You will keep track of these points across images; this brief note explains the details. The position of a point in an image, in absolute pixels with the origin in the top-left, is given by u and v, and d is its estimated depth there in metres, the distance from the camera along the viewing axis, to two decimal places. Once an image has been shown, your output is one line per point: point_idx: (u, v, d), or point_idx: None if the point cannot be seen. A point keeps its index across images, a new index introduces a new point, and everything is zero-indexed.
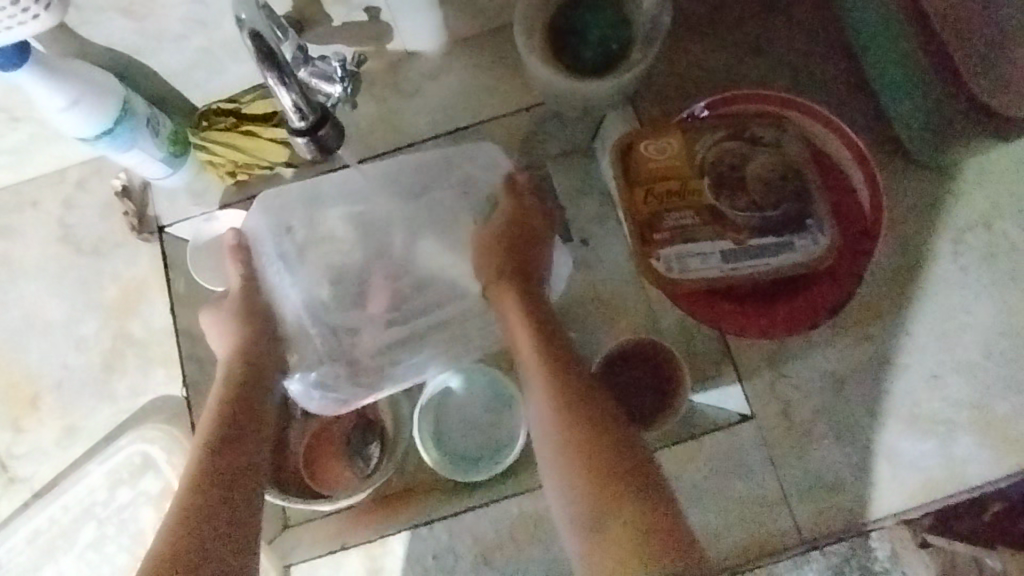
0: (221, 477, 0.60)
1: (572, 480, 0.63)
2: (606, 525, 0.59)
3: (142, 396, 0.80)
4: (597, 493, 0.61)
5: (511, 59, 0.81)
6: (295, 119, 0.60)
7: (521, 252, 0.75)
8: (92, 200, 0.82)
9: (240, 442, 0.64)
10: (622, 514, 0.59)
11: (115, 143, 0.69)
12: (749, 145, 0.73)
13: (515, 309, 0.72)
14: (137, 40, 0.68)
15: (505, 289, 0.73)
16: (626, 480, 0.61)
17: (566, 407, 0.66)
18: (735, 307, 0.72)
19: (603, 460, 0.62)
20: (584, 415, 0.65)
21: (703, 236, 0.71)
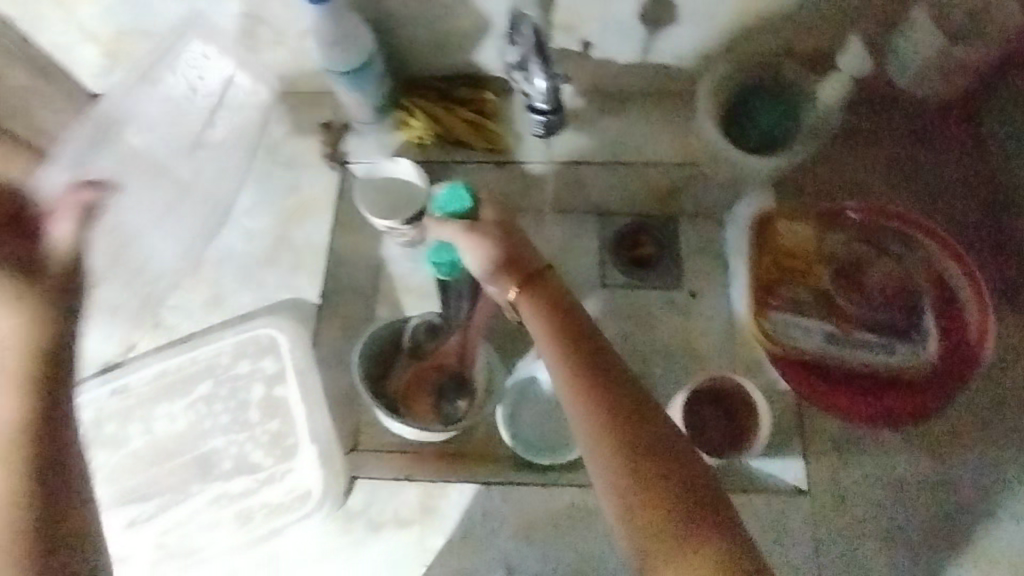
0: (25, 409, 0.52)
1: (606, 472, 0.55)
2: (652, 531, 0.51)
3: (283, 294, 0.91)
4: (631, 496, 0.53)
5: (679, 116, 0.94)
6: (541, 101, 0.75)
7: (508, 249, 0.72)
8: (299, 126, 0.99)
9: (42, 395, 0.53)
10: (676, 527, 0.50)
11: (349, 83, 0.86)
12: (876, 253, 0.81)
13: (529, 302, 0.68)
14: (400, 11, 0.84)
15: (533, 293, 0.68)
16: (674, 493, 0.52)
17: (592, 404, 0.58)
18: (827, 387, 0.79)
19: (641, 461, 0.54)
20: (614, 409, 0.57)
21: (812, 315, 0.80)
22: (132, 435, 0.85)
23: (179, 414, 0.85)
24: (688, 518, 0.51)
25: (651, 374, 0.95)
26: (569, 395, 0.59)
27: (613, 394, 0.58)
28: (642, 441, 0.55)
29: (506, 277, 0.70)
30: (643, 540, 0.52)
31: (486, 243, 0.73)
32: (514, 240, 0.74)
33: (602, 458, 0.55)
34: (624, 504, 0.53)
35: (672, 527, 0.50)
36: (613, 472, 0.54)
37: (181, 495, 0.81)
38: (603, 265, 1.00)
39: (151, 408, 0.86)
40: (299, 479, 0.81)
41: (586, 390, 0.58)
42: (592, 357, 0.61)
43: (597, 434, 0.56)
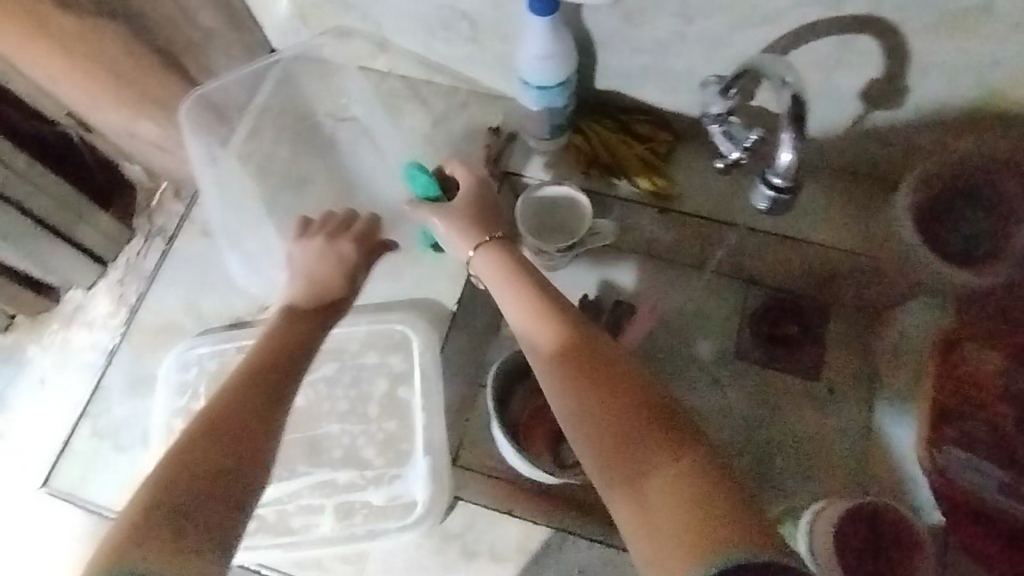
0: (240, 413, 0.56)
1: (600, 452, 0.53)
2: (650, 491, 0.49)
3: (417, 290, 0.89)
4: (625, 468, 0.51)
5: (858, 203, 0.88)
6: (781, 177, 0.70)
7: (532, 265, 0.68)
8: (466, 125, 0.97)
9: (241, 419, 0.56)
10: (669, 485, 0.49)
11: (538, 96, 0.85)
12: None
13: (499, 268, 0.69)
14: (612, 37, 0.82)
15: (506, 258, 0.70)
16: (667, 461, 0.50)
17: (590, 393, 0.55)
18: (982, 533, 0.76)
19: (633, 433, 0.52)
20: (607, 395, 0.54)
21: (982, 455, 0.76)
22: None
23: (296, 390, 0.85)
24: (687, 476, 0.49)
25: (770, 465, 0.89)
26: (565, 384, 0.57)
27: (605, 378, 0.56)
28: (620, 416, 0.53)
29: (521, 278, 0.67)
30: (645, 510, 0.49)
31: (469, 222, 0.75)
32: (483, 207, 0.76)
33: (584, 439, 0.55)
34: (621, 476, 0.51)
35: (671, 487, 0.49)
36: (595, 453, 0.54)
37: (289, 472, 0.82)
38: (743, 335, 0.94)
39: None
40: (406, 488, 0.81)
41: (562, 366, 0.58)
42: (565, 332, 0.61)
43: (579, 413, 0.55)
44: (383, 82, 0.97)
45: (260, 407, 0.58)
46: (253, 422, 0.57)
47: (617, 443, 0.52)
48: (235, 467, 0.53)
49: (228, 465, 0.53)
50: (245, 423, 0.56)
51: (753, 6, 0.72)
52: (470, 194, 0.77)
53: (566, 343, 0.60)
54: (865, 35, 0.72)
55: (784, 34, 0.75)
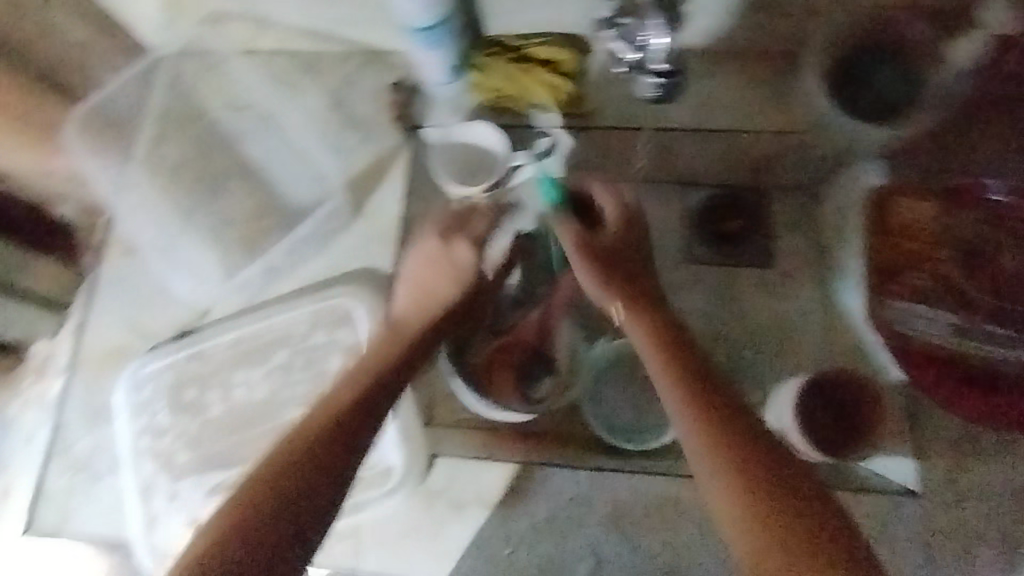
0: (333, 444, 0.60)
1: (723, 482, 0.58)
2: (760, 533, 0.53)
3: (355, 263, 0.90)
4: (748, 507, 0.55)
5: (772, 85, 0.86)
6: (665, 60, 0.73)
7: (623, 269, 0.77)
8: (368, 89, 0.96)
9: (304, 469, 0.57)
10: (787, 546, 0.51)
11: (424, 41, 0.83)
12: (1007, 239, 0.73)
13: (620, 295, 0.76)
14: None
15: (642, 314, 0.74)
16: (788, 516, 0.53)
17: (715, 434, 0.61)
18: (953, 382, 0.71)
19: (753, 479, 0.57)
20: (738, 441, 0.60)
21: (936, 303, 0.73)
22: (210, 402, 0.84)
23: (257, 383, 0.84)
24: (800, 545, 0.51)
25: (739, 358, 0.89)
26: (697, 421, 0.63)
27: (743, 431, 0.61)
28: (732, 445, 0.60)
29: (624, 299, 0.76)
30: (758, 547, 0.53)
31: (575, 243, 0.79)
32: (620, 251, 0.78)
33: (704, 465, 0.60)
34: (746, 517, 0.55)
35: (783, 539, 0.52)
36: (716, 474, 0.59)
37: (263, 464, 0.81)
38: (688, 236, 0.93)
39: (230, 374, 0.84)
40: (379, 457, 0.80)
41: (684, 388, 0.65)
42: (689, 368, 0.68)
43: (698, 440, 0.61)
44: (267, 58, 0.96)
45: (331, 462, 0.58)
46: (333, 443, 0.60)
47: (740, 471, 0.58)
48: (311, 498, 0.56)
49: (278, 531, 0.53)
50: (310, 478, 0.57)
51: None
52: (613, 229, 0.79)
53: (721, 402, 0.64)
54: None
55: None
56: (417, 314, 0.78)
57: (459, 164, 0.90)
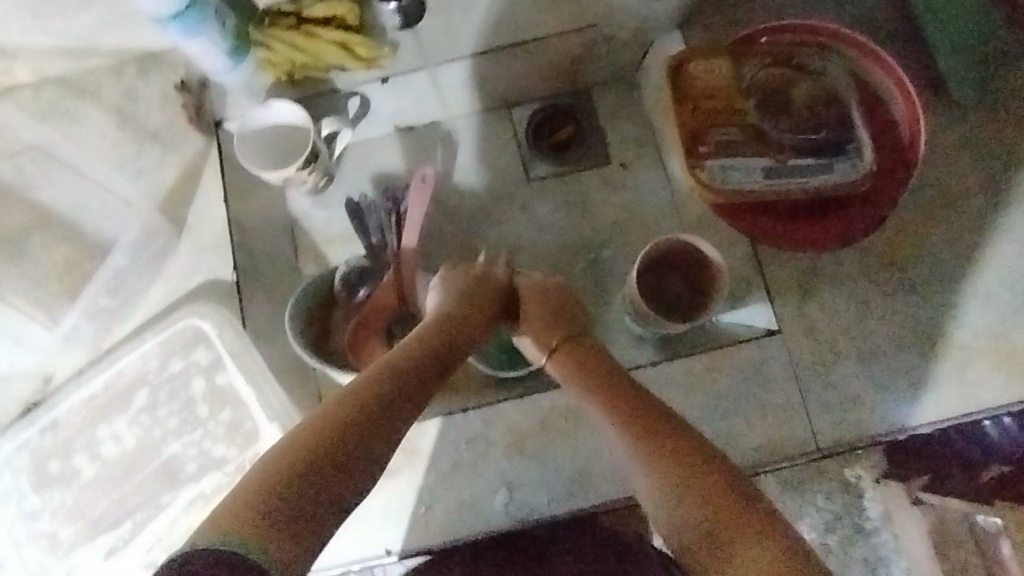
0: (393, 406, 0.51)
1: (636, 459, 0.57)
2: (680, 502, 0.52)
3: (194, 278, 0.85)
4: (640, 449, 0.57)
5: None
6: None
7: (555, 311, 0.70)
8: (154, 94, 0.89)
9: (377, 423, 0.48)
10: (706, 512, 0.50)
11: (184, 27, 0.77)
12: (795, 73, 0.77)
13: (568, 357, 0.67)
14: None
15: (565, 349, 0.68)
16: (703, 478, 0.52)
17: (621, 416, 0.60)
18: (770, 223, 0.76)
19: (661, 449, 0.56)
20: (641, 416, 0.59)
21: (747, 153, 0.75)
22: (79, 466, 0.81)
23: (124, 433, 0.82)
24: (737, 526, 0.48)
25: (601, 259, 0.90)
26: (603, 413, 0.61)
27: (642, 405, 0.60)
28: (665, 441, 0.56)
29: (547, 338, 0.69)
30: (683, 518, 0.52)
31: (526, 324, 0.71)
32: (546, 296, 0.72)
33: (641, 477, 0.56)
34: (666, 489, 0.53)
35: (698, 504, 0.51)
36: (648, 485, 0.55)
37: (153, 510, 0.80)
38: (523, 157, 0.93)
39: (93, 432, 0.82)
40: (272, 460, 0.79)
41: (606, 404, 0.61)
42: (606, 379, 0.64)
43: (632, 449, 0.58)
44: (33, 92, 0.88)
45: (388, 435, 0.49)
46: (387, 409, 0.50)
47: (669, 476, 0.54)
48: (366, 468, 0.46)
49: (324, 501, 0.43)
50: (380, 429, 0.48)
51: None
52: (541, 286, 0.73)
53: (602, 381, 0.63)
54: None
55: None
56: (469, 309, 0.67)
57: (267, 149, 0.84)
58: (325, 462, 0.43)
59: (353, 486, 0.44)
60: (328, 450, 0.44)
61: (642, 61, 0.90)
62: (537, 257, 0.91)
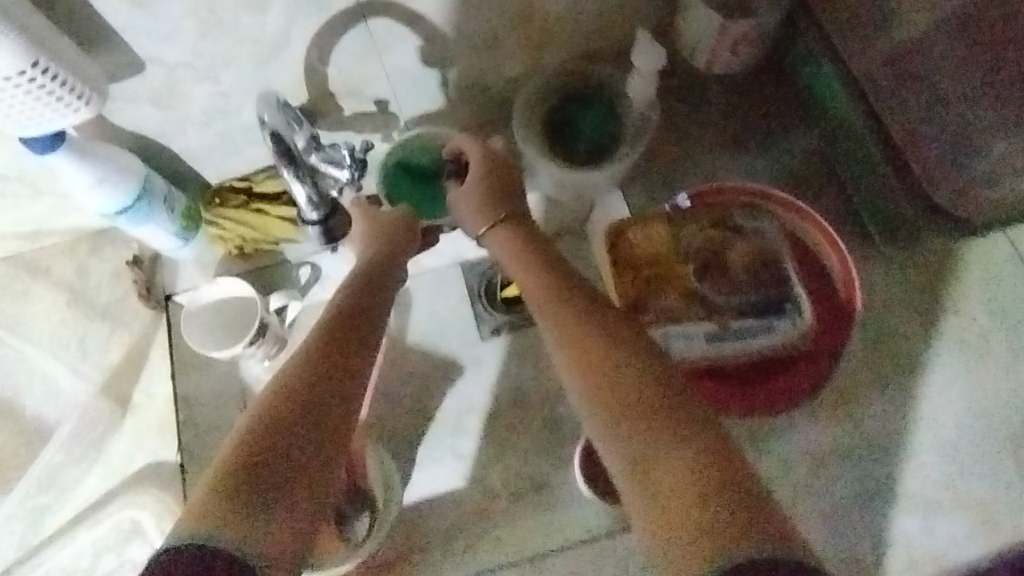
0: (325, 377, 0.57)
1: (587, 388, 0.56)
2: (623, 428, 0.52)
3: (137, 461, 0.84)
4: (597, 363, 0.57)
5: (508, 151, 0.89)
6: (308, 209, 0.75)
7: (504, 186, 0.76)
8: (104, 269, 0.89)
9: (318, 404, 0.54)
10: (645, 445, 0.50)
11: (134, 217, 0.77)
12: (730, 234, 0.79)
13: (512, 240, 0.73)
14: (165, 127, 0.76)
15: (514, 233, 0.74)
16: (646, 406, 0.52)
17: (578, 349, 0.59)
18: (718, 387, 0.77)
19: (613, 381, 0.55)
20: (599, 349, 0.58)
21: (687, 319, 0.76)
22: None
23: None
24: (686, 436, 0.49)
25: (557, 417, 0.88)
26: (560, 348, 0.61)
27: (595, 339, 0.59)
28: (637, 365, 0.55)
29: (486, 216, 0.74)
30: (620, 447, 0.51)
31: (479, 205, 0.75)
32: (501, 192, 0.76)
33: (585, 383, 0.56)
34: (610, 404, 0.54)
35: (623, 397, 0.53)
36: (599, 394, 0.55)
37: None
38: (477, 312, 0.92)
39: None
40: None
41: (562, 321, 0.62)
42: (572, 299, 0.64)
43: (581, 364, 0.58)
44: None
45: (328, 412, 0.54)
46: (322, 383, 0.56)
47: (620, 379, 0.55)
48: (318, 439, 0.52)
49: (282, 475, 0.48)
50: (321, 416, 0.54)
51: (257, 39, 0.68)
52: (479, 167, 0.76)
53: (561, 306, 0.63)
54: (375, 17, 0.70)
55: (308, 49, 0.71)
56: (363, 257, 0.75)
57: (213, 328, 0.84)
58: (280, 446, 0.49)
59: (309, 471, 0.50)
60: (269, 445, 0.49)
61: (588, 216, 0.88)
62: (491, 416, 0.89)
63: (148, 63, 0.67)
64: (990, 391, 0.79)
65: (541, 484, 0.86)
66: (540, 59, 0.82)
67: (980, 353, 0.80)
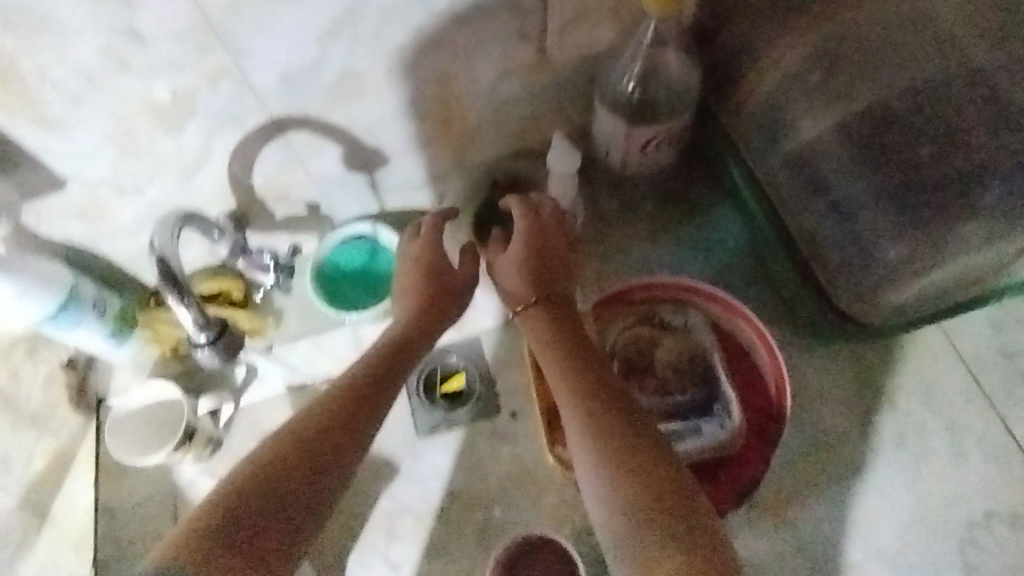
0: (332, 431, 0.61)
1: (598, 456, 0.61)
2: (626, 489, 0.57)
3: None
4: (607, 442, 0.61)
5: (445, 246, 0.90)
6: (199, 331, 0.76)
7: (543, 260, 0.75)
8: None
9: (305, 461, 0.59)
10: (644, 514, 0.55)
11: (64, 320, 0.76)
12: (657, 332, 0.79)
13: (541, 317, 0.73)
14: (93, 237, 0.77)
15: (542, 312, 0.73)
16: (650, 485, 0.57)
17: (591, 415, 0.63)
18: None
19: (624, 458, 0.59)
20: (614, 422, 0.62)
21: None
22: None
23: None
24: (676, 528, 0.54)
25: (492, 520, 0.85)
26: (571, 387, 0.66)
27: (607, 407, 0.64)
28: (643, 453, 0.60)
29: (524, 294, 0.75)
30: (630, 513, 0.56)
31: (522, 276, 0.75)
32: (545, 263, 0.75)
33: (596, 461, 0.60)
34: (621, 488, 0.58)
35: (633, 482, 0.58)
36: (610, 476, 0.59)
37: None
38: (414, 411, 0.89)
39: None
40: None
41: (582, 394, 0.65)
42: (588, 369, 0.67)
43: (590, 440, 0.62)
44: None
45: (312, 461, 0.59)
46: (321, 436, 0.61)
47: (621, 464, 0.59)
48: (297, 492, 0.57)
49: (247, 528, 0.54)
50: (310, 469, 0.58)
51: (177, 156, 0.70)
52: (523, 235, 0.76)
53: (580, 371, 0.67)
54: (293, 131, 0.72)
55: (230, 162, 0.73)
56: (408, 302, 0.75)
57: (140, 434, 0.83)
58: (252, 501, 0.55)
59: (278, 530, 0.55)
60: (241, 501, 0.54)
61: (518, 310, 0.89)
62: (425, 521, 0.85)
63: (69, 182, 0.68)
64: (934, 493, 0.77)
65: None
66: (468, 160, 0.84)
67: (922, 451, 0.78)
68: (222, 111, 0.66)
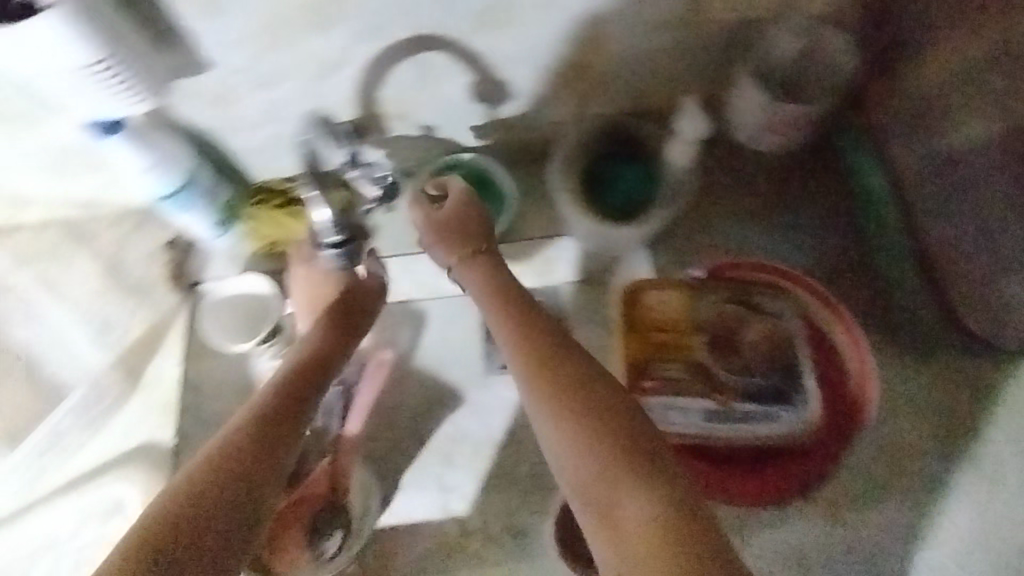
0: (255, 440, 0.59)
1: (562, 434, 0.55)
2: (590, 461, 0.52)
3: (134, 438, 0.88)
4: (565, 414, 0.56)
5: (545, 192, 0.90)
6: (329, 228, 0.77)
7: (462, 222, 0.73)
8: (142, 246, 0.93)
9: (240, 474, 0.56)
10: (610, 484, 0.50)
11: (175, 203, 0.80)
12: (749, 312, 0.77)
13: (481, 278, 0.71)
14: (218, 124, 0.80)
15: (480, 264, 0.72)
16: (616, 455, 0.52)
17: (548, 387, 0.58)
18: (709, 468, 0.75)
19: (590, 433, 0.54)
20: (581, 397, 0.56)
21: (688, 392, 0.74)
22: None
23: None
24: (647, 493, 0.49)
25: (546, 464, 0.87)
26: (534, 383, 0.59)
27: (567, 380, 0.58)
28: (607, 425, 0.54)
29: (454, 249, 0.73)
30: (594, 490, 0.51)
31: (450, 243, 0.73)
32: (467, 227, 0.73)
33: (556, 435, 0.55)
34: (584, 463, 0.52)
35: (596, 454, 0.52)
36: (571, 450, 0.54)
37: None
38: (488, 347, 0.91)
39: None
40: None
41: (535, 374, 0.60)
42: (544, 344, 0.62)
43: (549, 413, 0.57)
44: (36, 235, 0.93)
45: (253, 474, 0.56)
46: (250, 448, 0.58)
47: (586, 440, 0.53)
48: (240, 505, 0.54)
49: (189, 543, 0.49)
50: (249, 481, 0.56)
51: (314, 57, 0.71)
52: (450, 202, 0.74)
53: (536, 345, 0.62)
54: (429, 50, 0.72)
55: (362, 72, 0.74)
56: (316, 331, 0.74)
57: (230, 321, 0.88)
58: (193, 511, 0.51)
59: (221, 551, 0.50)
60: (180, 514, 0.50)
61: (612, 267, 0.87)
62: (482, 453, 0.88)
63: (212, 67, 0.70)
64: None
65: (513, 531, 0.85)
66: (587, 109, 0.83)
67: None
68: (368, 20, 0.67)
